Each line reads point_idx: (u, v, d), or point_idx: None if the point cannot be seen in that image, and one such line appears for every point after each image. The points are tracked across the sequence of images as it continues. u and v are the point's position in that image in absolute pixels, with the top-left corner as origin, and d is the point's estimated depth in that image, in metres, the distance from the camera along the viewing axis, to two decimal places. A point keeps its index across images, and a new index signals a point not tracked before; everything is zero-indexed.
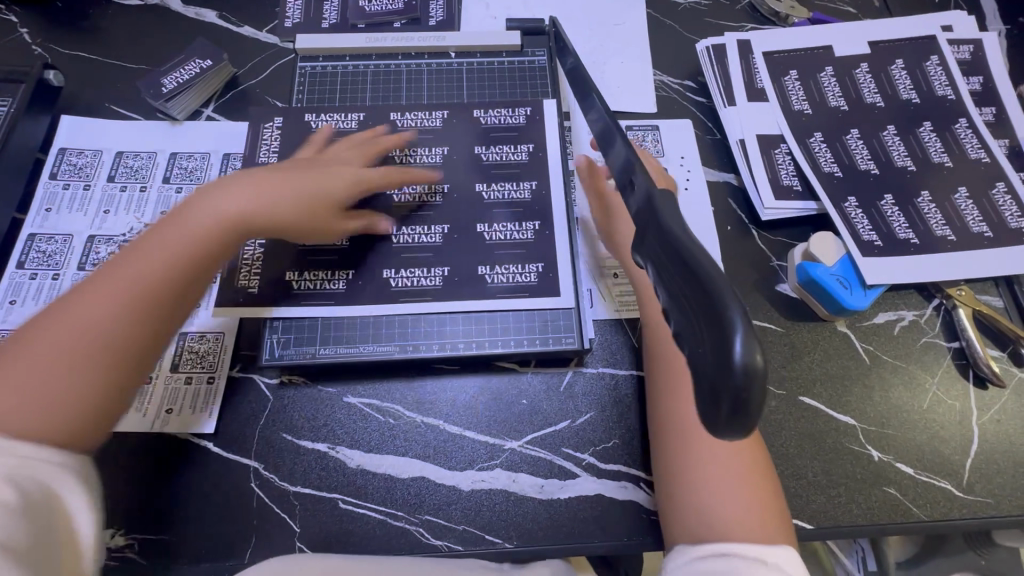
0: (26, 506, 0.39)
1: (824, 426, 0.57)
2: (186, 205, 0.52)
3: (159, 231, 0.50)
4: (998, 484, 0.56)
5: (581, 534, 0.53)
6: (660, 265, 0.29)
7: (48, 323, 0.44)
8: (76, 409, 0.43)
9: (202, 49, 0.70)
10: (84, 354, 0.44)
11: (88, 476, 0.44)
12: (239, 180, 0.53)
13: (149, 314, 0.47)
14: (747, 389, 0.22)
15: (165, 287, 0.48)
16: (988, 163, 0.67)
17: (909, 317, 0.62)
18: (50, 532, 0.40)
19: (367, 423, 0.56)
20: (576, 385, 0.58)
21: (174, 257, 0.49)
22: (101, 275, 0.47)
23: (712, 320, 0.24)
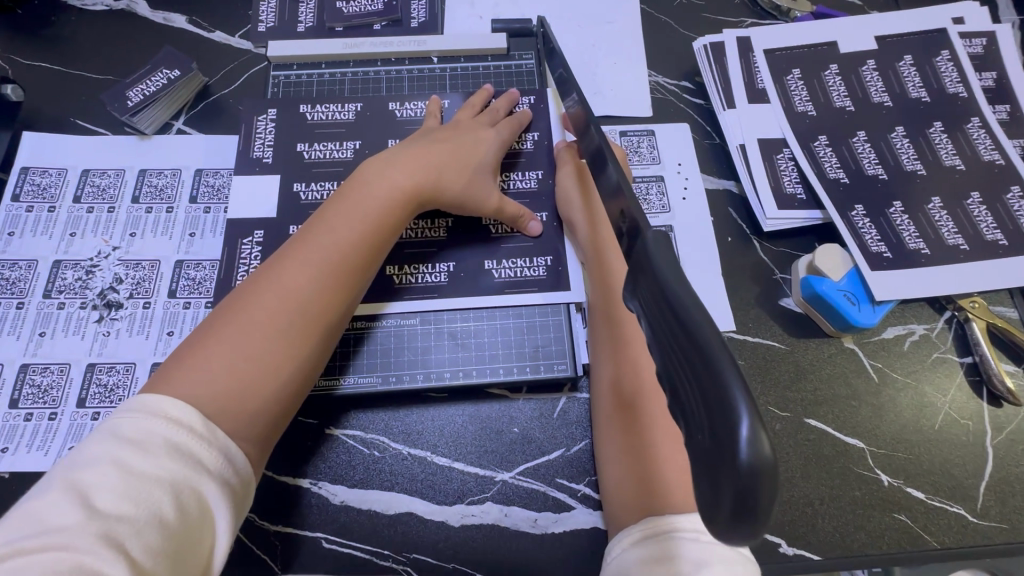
0: (178, 518, 0.36)
1: (831, 450, 0.54)
2: (343, 195, 0.53)
3: (336, 210, 0.51)
4: (1014, 508, 0.53)
5: (577, 569, 0.50)
6: (652, 314, 0.26)
7: (248, 305, 0.46)
8: (275, 386, 0.45)
9: (170, 58, 0.66)
10: (290, 332, 0.46)
11: (240, 487, 0.40)
12: (400, 158, 0.55)
13: (340, 291, 0.49)
14: (752, 485, 0.20)
15: (353, 266, 0.50)
16: (1002, 166, 0.63)
17: (920, 331, 0.59)
18: (195, 548, 0.37)
19: (352, 457, 0.53)
20: (570, 411, 0.55)
21: (362, 232, 0.51)
22: (288, 256, 0.48)
23: (710, 397, 0.21)
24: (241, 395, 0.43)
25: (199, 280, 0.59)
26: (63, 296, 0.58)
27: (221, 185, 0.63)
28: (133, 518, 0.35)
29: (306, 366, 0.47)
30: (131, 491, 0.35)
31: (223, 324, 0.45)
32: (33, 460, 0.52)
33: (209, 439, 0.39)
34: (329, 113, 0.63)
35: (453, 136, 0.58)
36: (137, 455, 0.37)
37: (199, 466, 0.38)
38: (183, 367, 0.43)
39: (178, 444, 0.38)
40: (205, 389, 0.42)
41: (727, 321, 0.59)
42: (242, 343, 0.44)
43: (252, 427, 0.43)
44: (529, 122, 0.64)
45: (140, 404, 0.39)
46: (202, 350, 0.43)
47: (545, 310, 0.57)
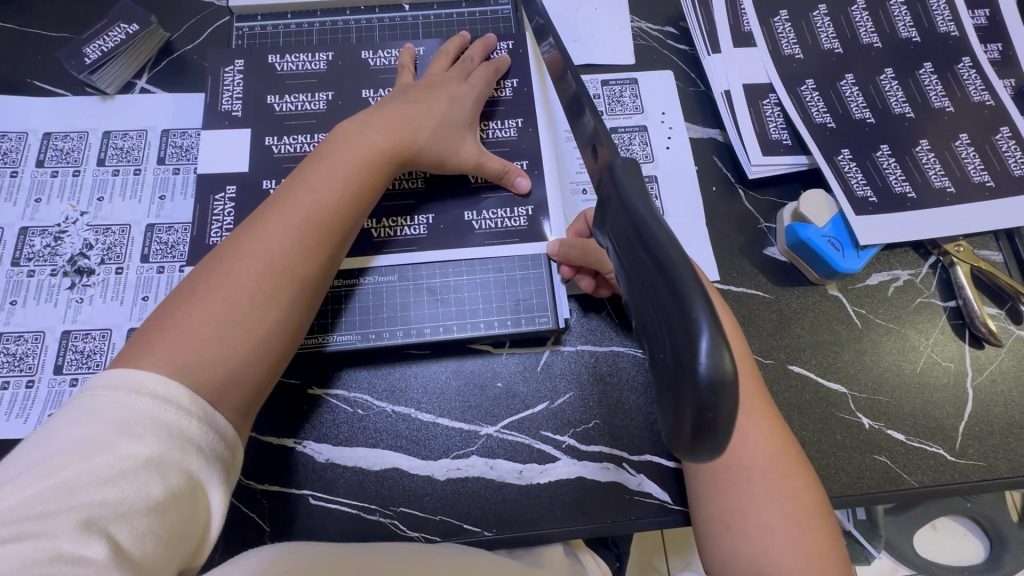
0: (167, 498, 0.36)
1: (814, 395, 0.55)
2: (318, 154, 0.51)
3: (315, 170, 0.49)
4: (992, 447, 0.54)
5: (562, 518, 0.51)
6: (622, 248, 0.26)
7: (229, 271, 0.44)
8: (262, 351, 0.44)
9: (127, 11, 0.62)
10: (274, 297, 0.45)
11: (229, 458, 0.41)
12: (376, 116, 0.53)
13: (323, 253, 0.48)
14: (713, 401, 0.20)
15: (334, 226, 0.48)
16: (992, 106, 0.62)
17: (904, 277, 0.59)
18: (188, 525, 0.37)
19: (335, 415, 0.53)
20: (554, 364, 0.55)
21: (343, 194, 0.49)
22: (266, 219, 0.47)
23: (676, 321, 0.22)
24: (228, 363, 0.42)
25: (173, 244, 0.58)
26: (33, 263, 0.56)
27: (189, 146, 0.61)
28: (119, 501, 0.35)
29: (292, 331, 0.46)
30: (114, 475, 0.35)
31: (203, 290, 0.44)
32: (12, 428, 0.51)
33: (197, 414, 0.39)
34: (299, 63, 0.60)
35: (429, 95, 0.56)
36: (118, 436, 0.36)
37: (187, 443, 0.38)
38: (165, 336, 0.41)
39: (164, 422, 0.37)
40: (191, 357, 0.41)
41: (711, 271, 0.58)
42: (226, 309, 0.43)
43: (241, 394, 0.43)
44: (508, 69, 0.61)
45: (123, 377, 0.38)
46: (183, 319, 0.42)
47: (526, 264, 0.56)
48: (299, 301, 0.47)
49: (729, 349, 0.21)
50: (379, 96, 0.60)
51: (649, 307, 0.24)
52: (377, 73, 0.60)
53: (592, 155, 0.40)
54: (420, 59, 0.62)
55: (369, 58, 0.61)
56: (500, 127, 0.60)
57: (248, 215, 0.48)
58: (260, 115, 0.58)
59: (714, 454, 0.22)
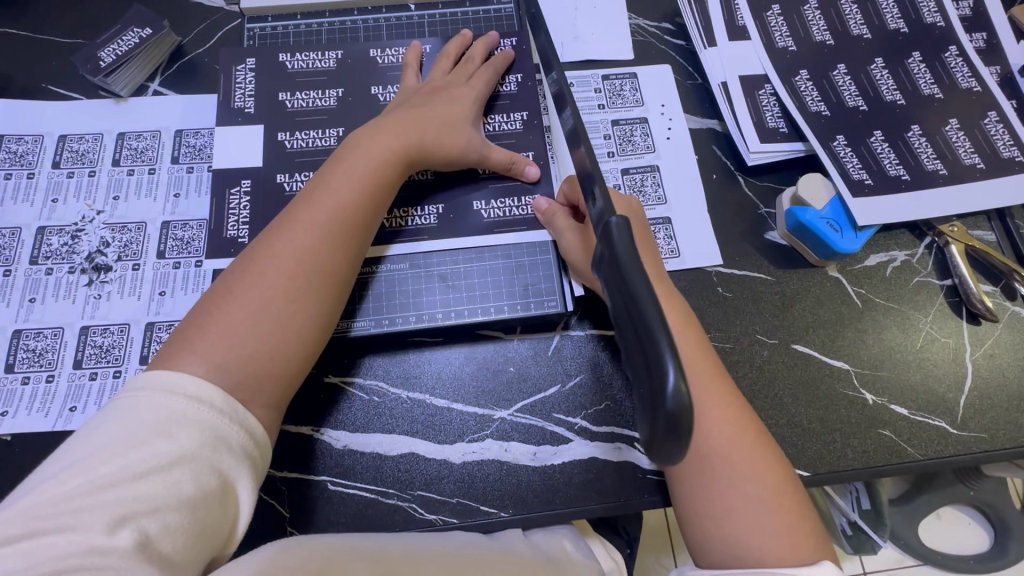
0: (198, 495, 0.38)
1: (818, 373, 0.56)
2: (336, 157, 0.53)
3: (335, 172, 0.52)
4: (992, 418, 0.55)
5: (577, 497, 0.52)
6: (613, 291, 0.34)
7: (260, 272, 0.47)
8: (296, 346, 0.46)
9: (139, 17, 0.64)
10: (304, 292, 0.47)
11: (259, 455, 0.43)
12: (389, 119, 0.55)
13: (346, 250, 0.49)
14: (677, 415, 0.28)
15: (356, 224, 0.50)
16: (979, 92, 0.64)
17: (901, 257, 0.60)
18: (217, 521, 0.39)
19: (352, 403, 0.54)
20: (564, 348, 0.56)
21: (362, 195, 0.51)
22: (293, 218, 0.49)
23: (650, 357, 0.30)
24: (263, 358, 0.45)
25: (187, 240, 0.59)
26: (51, 262, 0.58)
27: (203, 145, 0.62)
28: (151, 498, 0.37)
29: (324, 325, 0.48)
30: (149, 472, 0.37)
31: (237, 290, 0.46)
32: (34, 422, 0.52)
33: (230, 414, 0.41)
34: (309, 61, 0.62)
35: (436, 97, 0.58)
36: (154, 435, 0.38)
37: (219, 442, 0.40)
38: (203, 337, 0.44)
39: (196, 421, 0.40)
40: (229, 355, 0.43)
41: (714, 256, 0.60)
42: (260, 306, 0.45)
43: (276, 387, 0.45)
44: (511, 64, 0.63)
45: (165, 378, 0.41)
46: (218, 320, 0.45)
47: (534, 251, 0.58)
48: (326, 297, 0.48)
49: (686, 382, 0.29)
50: (388, 93, 0.61)
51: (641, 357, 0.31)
52: (385, 70, 0.62)
53: (580, 156, 0.44)
54: (426, 57, 0.63)
55: (378, 57, 0.63)
56: (504, 120, 0.61)
57: (274, 219, 0.50)
58: (273, 113, 0.60)
59: (680, 449, 0.30)
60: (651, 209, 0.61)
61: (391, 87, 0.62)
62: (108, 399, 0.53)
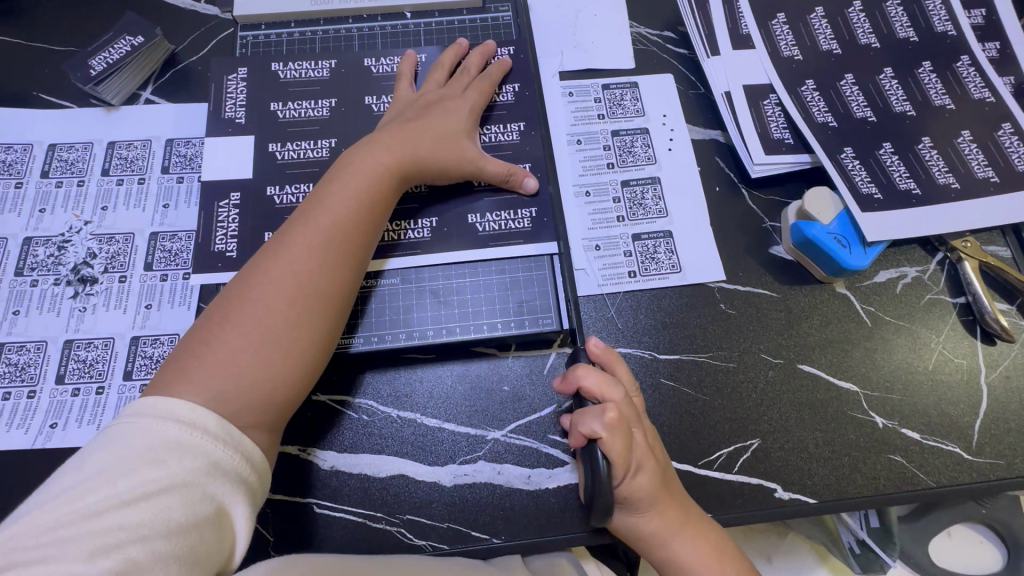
0: (189, 522, 0.36)
1: (825, 394, 0.54)
2: (333, 173, 0.52)
3: (332, 189, 0.50)
4: (1009, 445, 0.53)
5: (573, 524, 0.50)
6: None
7: (256, 297, 0.45)
8: (298, 370, 0.45)
9: (132, 25, 0.63)
10: (307, 314, 0.46)
11: (256, 481, 0.41)
12: (387, 132, 0.54)
13: (347, 270, 0.48)
14: None
15: (356, 243, 0.49)
16: (993, 103, 0.62)
17: (912, 274, 0.58)
18: (211, 550, 0.37)
19: (339, 422, 0.52)
20: (560, 367, 0.54)
21: (361, 213, 0.50)
22: (294, 238, 0.47)
23: None
24: (264, 384, 0.43)
25: (176, 251, 0.58)
26: (36, 273, 0.56)
27: (193, 154, 0.61)
28: (140, 525, 0.35)
29: (327, 346, 0.47)
30: (137, 499, 0.36)
31: (233, 315, 0.44)
32: (12, 439, 0.51)
33: (223, 439, 0.39)
34: (303, 70, 0.61)
35: (433, 109, 0.57)
36: (142, 461, 0.36)
37: (211, 467, 0.38)
38: (198, 366, 0.42)
39: (189, 447, 0.38)
40: (227, 384, 0.42)
41: (717, 272, 0.58)
42: (262, 332, 0.44)
43: (276, 412, 0.44)
44: (509, 72, 0.62)
45: (158, 407, 0.39)
46: (215, 348, 0.43)
47: (530, 265, 0.56)
48: (327, 319, 0.47)
49: None
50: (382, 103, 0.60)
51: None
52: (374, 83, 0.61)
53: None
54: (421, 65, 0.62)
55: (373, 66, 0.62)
56: (501, 131, 0.60)
57: (269, 239, 0.48)
58: (264, 123, 0.59)
59: None
60: (651, 223, 0.59)
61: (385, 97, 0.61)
62: (89, 416, 0.52)
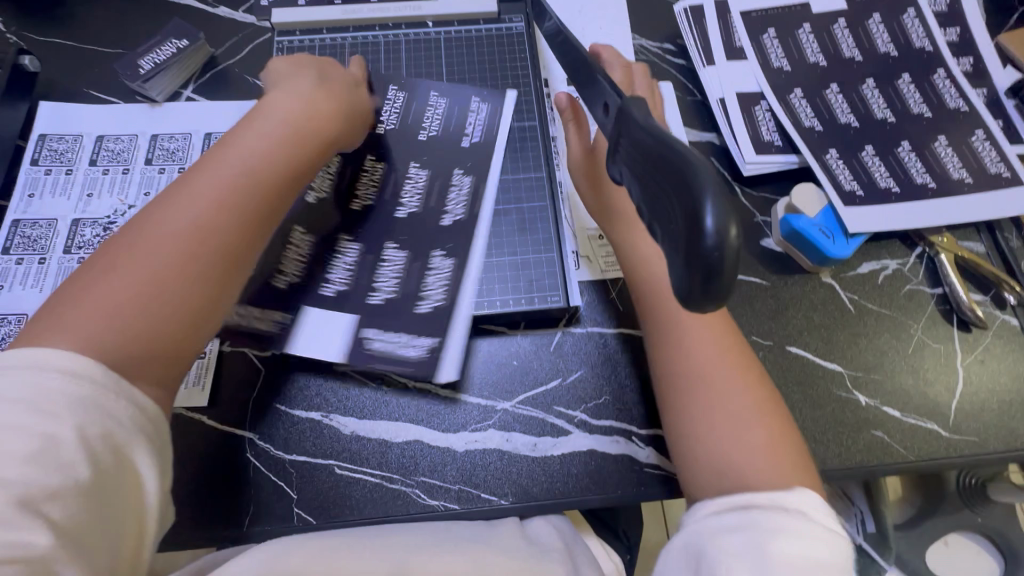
0: (90, 475, 0.36)
1: (812, 374, 0.58)
2: (229, 135, 0.51)
3: (232, 147, 0.49)
4: (983, 423, 0.57)
5: (575, 489, 0.54)
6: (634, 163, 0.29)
7: (145, 246, 0.43)
8: (194, 321, 0.44)
9: (178, 29, 0.69)
10: (199, 268, 0.44)
11: (155, 430, 0.41)
12: (291, 99, 0.54)
13: (252, 225, 0.47)
14: (719, 262, 0.22)
15: (258, 198, 0.48)
16: (967, 112, 0.67)
17: (893, 266, 0.63)
18: (120, 501, 0.38)
19: (360, 390, 0.56)
20: (565, 344, 0.59)
21: (267, 170, 0.49)
22: (185, 189, 0.46)
23: (684, 198, 0.24)
24: (143, 336, 0.41)
25: None
26: (83, 251, 0.61)
27: None
28: (47, 484, 0.35)
29: (223, 304, 0.46)
30: (35, 454, 0.35)
31: (119, 264, 0.43)
32: None
33: (111, 389, 0.39)
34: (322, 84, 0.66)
35: (342, 92, 0.58)
36: (35, 416, 0.36)
37: (104, 419, 0.38)
38: (76, 314, 0.40)
39: (78, 400, 0.37)
40: (106, 333, 0.40)
41: None
42: (149, 281, 0.42)
43: (161, 364, 0.42)
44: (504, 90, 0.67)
45: (34, 357, 0.38)
46: (93, 298, 0.41)
47: (539, 250, 0.61)
48: (224, 273, 0.45)
49: (735, 219, 0.22)
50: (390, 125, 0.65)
51: (668, 264, 0.25)
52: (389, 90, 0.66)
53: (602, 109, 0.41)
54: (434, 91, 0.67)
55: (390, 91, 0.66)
56: (480, 128, 0.65)
57: (167, 189, 0.47)
58: None
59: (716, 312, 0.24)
60: None
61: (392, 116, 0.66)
62: None
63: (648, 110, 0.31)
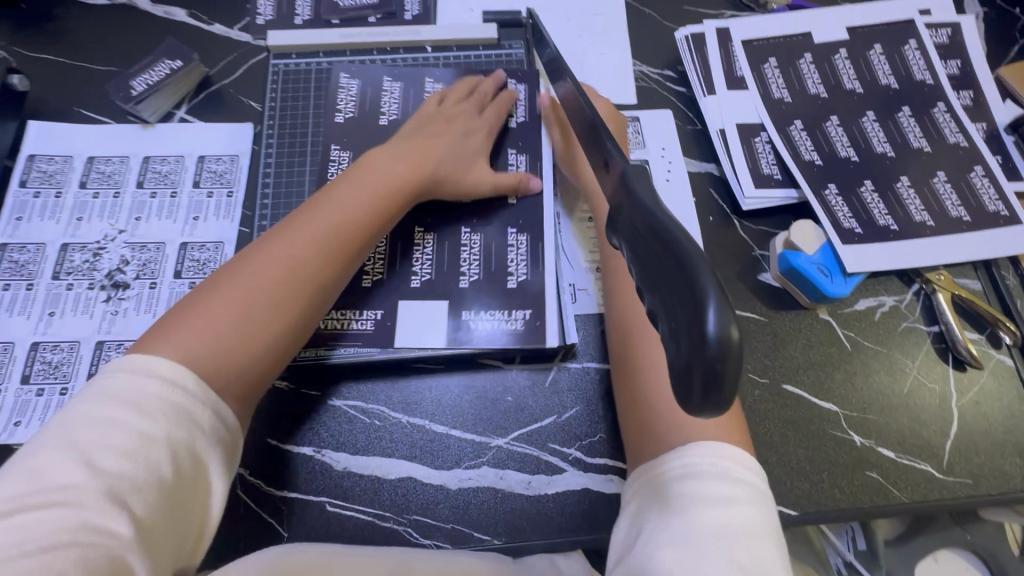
0: (173, 475, 0.39)
1: (808, 413, 0.58)
2: (344, 174, 0.56)
3: (342, 187, 0.55)
4: (977, 465, 0.57)
5: (568, 529, 0.53)
6: (633, 242, 0.28)
7: (251, 272, 0.48)
8: (269, 351, 0.47)
9: (171, 49, 0.68)
10: (293, 300, 0.49)
11: (230, 440, 0.44)
12: (406, 144, 0.59)
13: (341, 263, 0.52)
14: (720, 365, 0.22)
15: (352, 240, 0.53)
16: (966, 147, 0.67)
17: (890, 303, 0.63)
18: (188, 504, 0.40)
19: (353, 425, 0.56)
20: (561, 380, 0.58)
21: (364, 213, 0.54)
22: (299, 226, 0.52)
23: (685, 292, 0.23)
24: (233, 357, 0.45)
25: (204, 261, 0.62)
26: (72, 277, 0.60)
27: (223, 171, 0.65)
28: (134, 476, 0.38)
29: (301, 334, 0.50)
30: (127, 450, 0.38)
31: (228, 284, 0.48)
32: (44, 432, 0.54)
33: (200, 400, 0.42)
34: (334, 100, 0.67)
35: (448, 124, 0.62)
36: (135, 415, 0.39)
37: (190, 423, 0.41)
38: (185, 324, 0.45)
39: (174, 405, 0.41)
40: (204, 349, 0.44)
41: None
42: (246, 305, 0.47)
43: (241, 386, 0.46)
44: (519, 93, 0.68)
45: (139, 362, 0.42)
46: (202, 312, 0.46)
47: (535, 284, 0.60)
48: (309, 306, 0.50)
49: (737, 320, 0.22)
50: (393, 116, 0.66)
51: (670, 362, 0.25)
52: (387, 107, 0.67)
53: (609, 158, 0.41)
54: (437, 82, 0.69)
55: (388, 85, 0.68)
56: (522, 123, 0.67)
57: (279, 223, 0.53)
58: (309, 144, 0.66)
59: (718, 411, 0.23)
60: None
61: (393, 107, 0.67)
62: None
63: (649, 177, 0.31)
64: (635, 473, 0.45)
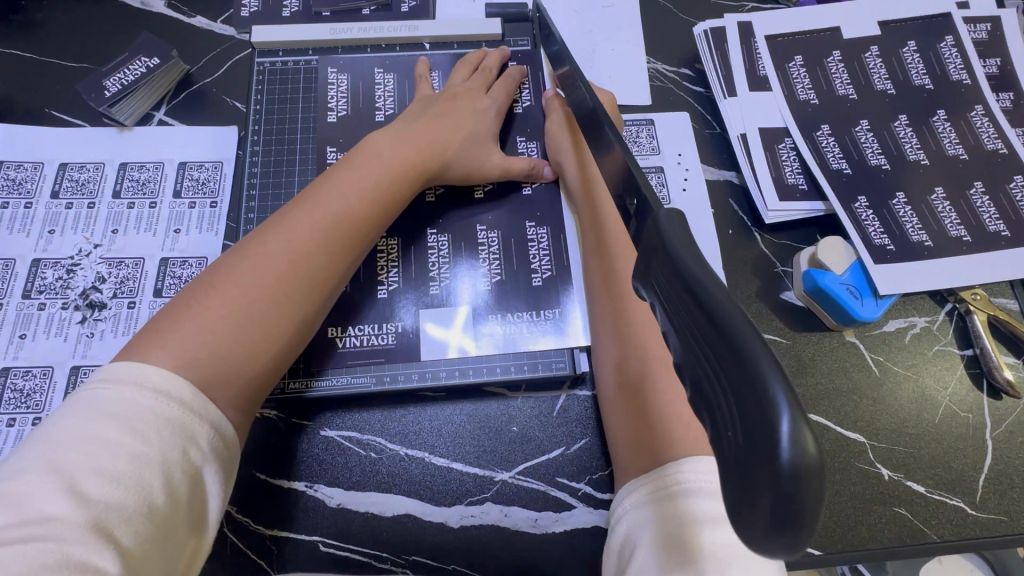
0: (165, 499, 0.34)
1: (833, 445, 0.54)
2: (342, 160, 0.53)
3: (341, 173, 0.51)
4: (1012, 500, 0.53)
5: (578, 570, 0.50)
6: (673, 310, 0.26)
7: (248, 266, 0.44)
8: (276, 349, 0.44)
9: (148, 45, 0.63)
10: (296, 293, 0.45)
11: (230, 453, 0.39)
12: (408, 130, 0.56)
13: (345, 254, 0.48)
14: (795, 491, 0.19)
15: (355, 228, 0.49)
16: (1005, 155, 0.62)
17: (920, 324, 0.59)
18: (181, 532, 0.35)
19: (347, 458, 0.52)
20: (570, 409, 0.54)
21: (368, 200, 0.51)
22: (298, 214, 0.48)
23: (744, 389, 0.21)
24: (234, 358, 0.41)
25: (186, 278, 0.57)
26: (44, 296, 0.56)
27: (206, 179, 0.61)
28: (124, 506, 0.33)
29: (304, 330, 0.46)
30: (117, 472, 0.33)
31: (224, 280, 0.43)
32: None
33: (198, 411, 0.37)
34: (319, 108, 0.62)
35: (454, 108, 0.60)
36: (124, 433, 0.34)
37: (187, 439, 0.36)
38: (177, 325, 0.40)
39: (169, 419, 0.36)
40: (201, 352, 0.39)
41: None
42: (244, 301, 0.42)
43: (245, 388, 0.41)
44: (524, 77, 0.65)
45: (129, 371, 0.37)
46: (195, 313, 0.41)
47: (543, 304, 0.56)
48: (313, 300, 0.46)
49: (809, 429, 0.20)
50: (389, 110, 0.63)
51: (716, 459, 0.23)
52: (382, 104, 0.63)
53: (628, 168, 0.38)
54: (435, 71, 0.65)
55: (381, 76, 0.64)
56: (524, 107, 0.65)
57: (273, 214, 0.48)
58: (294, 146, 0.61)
59: (789, 541, 0.20)
60: None
61: (389, 102, 0.64)
62: None
63: (685, 226, 0.29)
64: (627, 487, 0.41)
